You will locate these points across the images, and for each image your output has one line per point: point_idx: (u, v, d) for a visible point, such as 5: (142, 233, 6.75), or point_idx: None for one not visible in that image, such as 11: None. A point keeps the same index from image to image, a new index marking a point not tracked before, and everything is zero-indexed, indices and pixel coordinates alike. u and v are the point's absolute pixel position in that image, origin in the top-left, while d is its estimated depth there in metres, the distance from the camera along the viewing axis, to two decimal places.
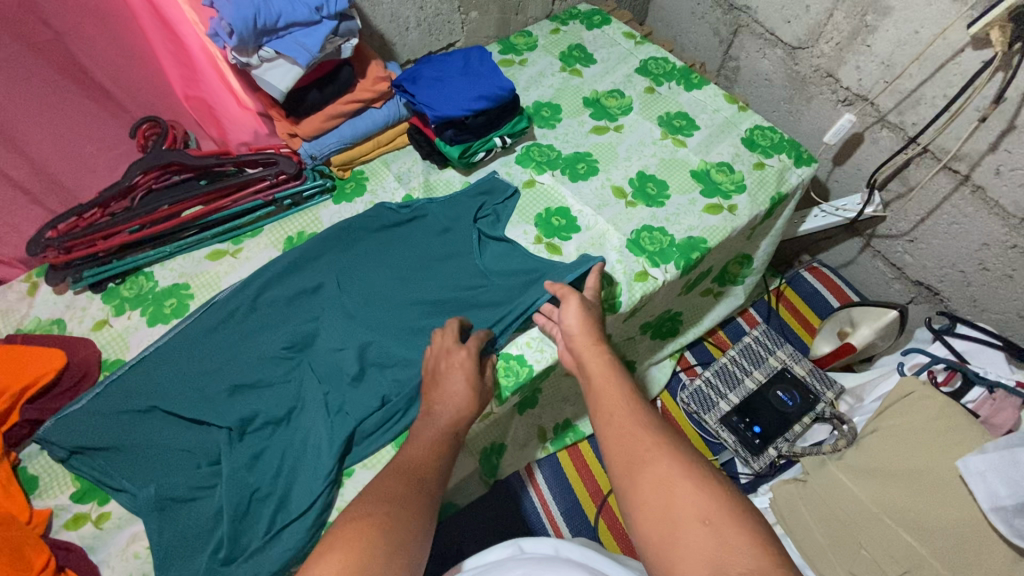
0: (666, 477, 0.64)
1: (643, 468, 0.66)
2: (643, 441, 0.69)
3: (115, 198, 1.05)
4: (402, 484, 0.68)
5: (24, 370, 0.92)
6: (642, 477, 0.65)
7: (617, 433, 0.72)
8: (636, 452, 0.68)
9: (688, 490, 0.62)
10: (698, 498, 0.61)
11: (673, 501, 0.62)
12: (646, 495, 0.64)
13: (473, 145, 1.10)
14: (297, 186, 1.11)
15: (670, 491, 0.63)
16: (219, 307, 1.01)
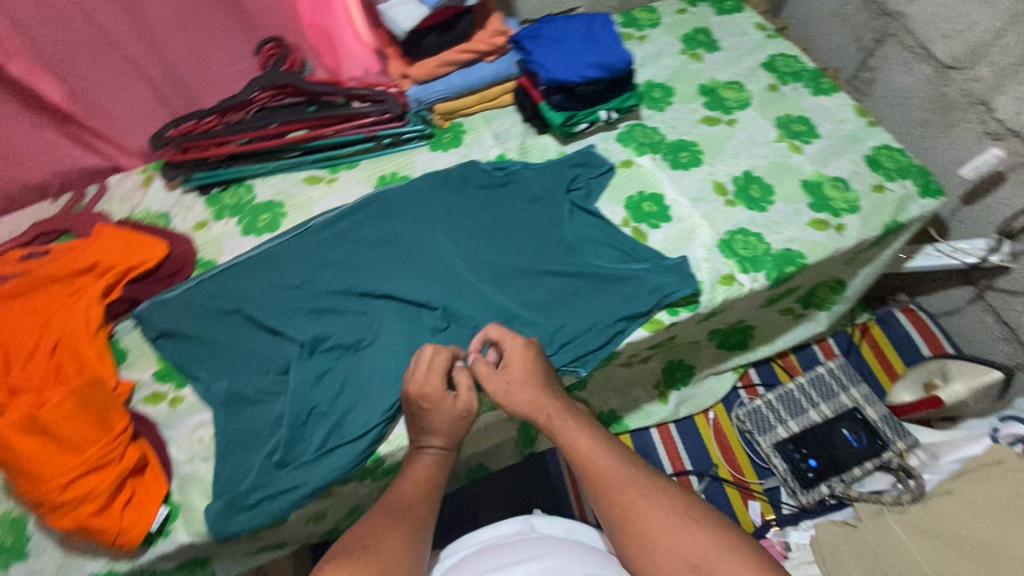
0: (663, 524, 0.65)
1: (633, 520, 0.67)
2: (630, 488, 0.69)
3: (232, 108, 1.10)
4: (389, 515, 0.69)
5: (131, 253, 1.01)
6: (629, 527, 0.67)
7: (603, 479, 0.71)
8: (619, 500, 0.69)
9: (687, 535, 0.64)
10: (698, 542, 0.64)
11: (655, 546, 0.65)
12: (633, 546, 0.66)
13: (578, 114, 1.06)
14: (399, 127, 1.12)
15: (657, 543, 0.65)
16: (310, 232, 1.05)
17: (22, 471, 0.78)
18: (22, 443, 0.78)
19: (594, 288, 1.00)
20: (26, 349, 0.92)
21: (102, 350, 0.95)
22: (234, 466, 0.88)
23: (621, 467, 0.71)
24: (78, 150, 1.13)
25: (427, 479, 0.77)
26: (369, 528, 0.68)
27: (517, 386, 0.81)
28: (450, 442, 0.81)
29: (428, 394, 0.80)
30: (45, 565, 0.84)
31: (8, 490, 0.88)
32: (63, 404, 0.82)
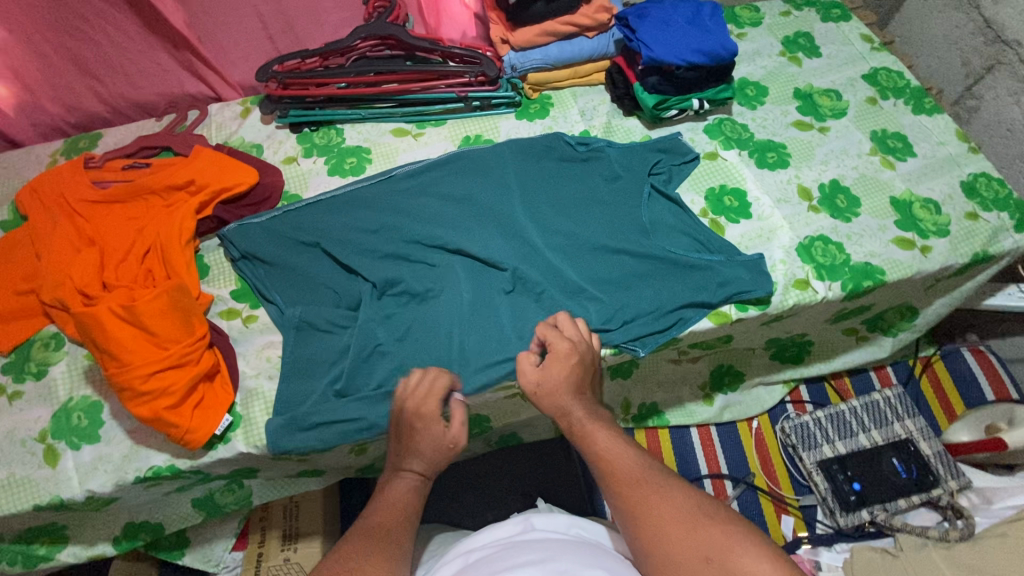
0: (681, 518, 0.63)
1: (651, 513, 0.65)
2: (644, 486, 0.67)
3: (333, 53, 1.13)
4: (365, 540, 0.67)
5: (225, 176, 1.05)
6: (643, 524, 0.65)
7: (619, 475, 0.69)
8: (632, 496, 0.66)
9: (702, 531, 0.62)
10: (710, 536, 0.62)
11: (669, 539, 0.63)
12: (647, 539, 0.64)
13: (670, 99, 1.07)
14: (490, 91, 1.14)
15: (670, 535, 0.63)
16: (393, 180, 1.09)
17: (111, 355, 0.81)
18: (116, 327, 0.81)
19: (664, 272, 0.99)
20: (122, 250, 0.98)
21: (189, 262, 0.99)
22: (297, 387, 0.92)
23: (638, 464, 0.69)
24: (184, 76, 1.18)
25: (410, 501, 0.74)
26: (355, 549, 0.65)
27: (557, 391, 0.78)
28: (438, 465, 0.78)
29: (425, 421, 0.79)
30: (113, 452, 0.89)
31: (88, 377, 0.93)
32: (156, 298, 0.84)
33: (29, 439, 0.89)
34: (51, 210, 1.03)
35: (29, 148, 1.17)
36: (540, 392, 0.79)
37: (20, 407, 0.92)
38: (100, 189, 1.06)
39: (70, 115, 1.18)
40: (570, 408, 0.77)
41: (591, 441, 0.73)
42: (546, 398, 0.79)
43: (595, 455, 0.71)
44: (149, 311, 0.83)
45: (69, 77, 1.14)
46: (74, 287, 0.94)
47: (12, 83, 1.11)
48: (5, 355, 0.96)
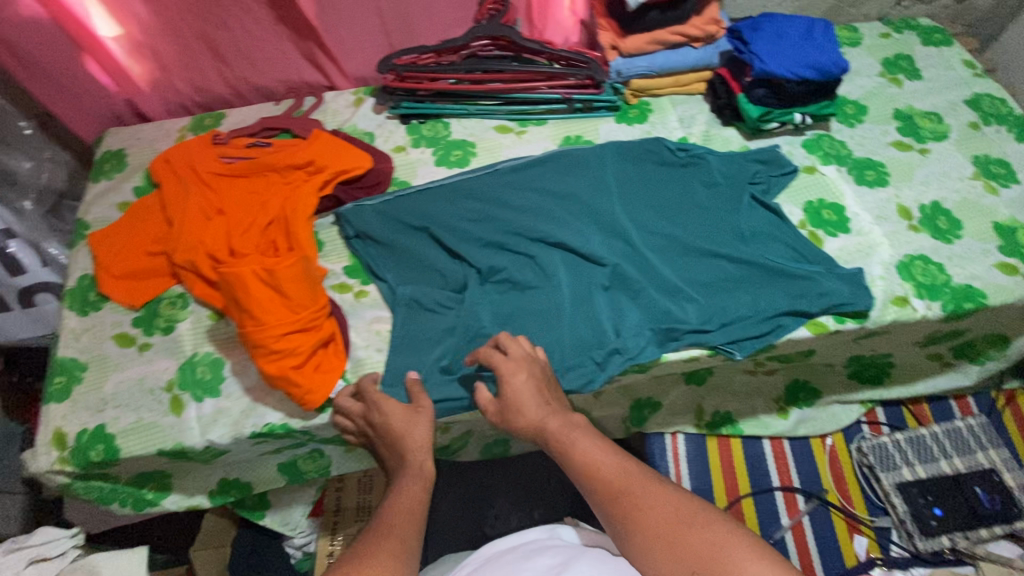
0: (669, 529, 0.70)
1: (641, 523, 0.72)
2: (630, 497, 0.74)
3: (448, 50, 1.18)
4: (385, 536, 0.70)
5: (343, 159, 1.12)
6: (632, 532, 0.72)
7: (606, 484, 0.75)
8: (621, 498, 0.74)
9: (688, 538, 0.69)
10: (694, 543, 0.69)
11: (658, 538, 0.71)
12: (638, 547, 0.71)
13: (774, 112, 1.09)
14: (594, 94, 1.18)
15: (660, 534, 0.71)
16: (499, 173, 1.14)
17: (250, 313, 0.87)
18: (256, 287, 0.87)
19: (762, 280, 1.01)
20: (249, 220, 1.05)
21: (311, 237, 1.05)
22: (403, 361, 0.96)
23: (619, 471, 0.76)
24: (304, 64, 1.25)
25: (414, 500, 0.77)
26: (362, 548, 0.69)
27: (520, 405, 0.84)
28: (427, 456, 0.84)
29: (382, 407, 0.87)
30: (232, 407, 0.95)
31: (212, 335, 1.00)
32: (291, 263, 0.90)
33: (157, 388, 0.96)
34: (182, 179, 1.11)
35: (159, 123, 1.26)
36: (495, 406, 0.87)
37: (149, 358, 0.99)
38: (227, 164, 1.13)
39: (197, 95, 1.27)
40: (542, 421, 0.83)
41: (569, 447, 0.80)
42: (510, 412, 0.85)
43: (575, 460, 0.78)
44: (289, 278, 0.89)
45: (201, 60, 1.21)
46: (205, 251, 1.01)
47: (151, 62, 1.20)
48: (135, 310, 1.03)
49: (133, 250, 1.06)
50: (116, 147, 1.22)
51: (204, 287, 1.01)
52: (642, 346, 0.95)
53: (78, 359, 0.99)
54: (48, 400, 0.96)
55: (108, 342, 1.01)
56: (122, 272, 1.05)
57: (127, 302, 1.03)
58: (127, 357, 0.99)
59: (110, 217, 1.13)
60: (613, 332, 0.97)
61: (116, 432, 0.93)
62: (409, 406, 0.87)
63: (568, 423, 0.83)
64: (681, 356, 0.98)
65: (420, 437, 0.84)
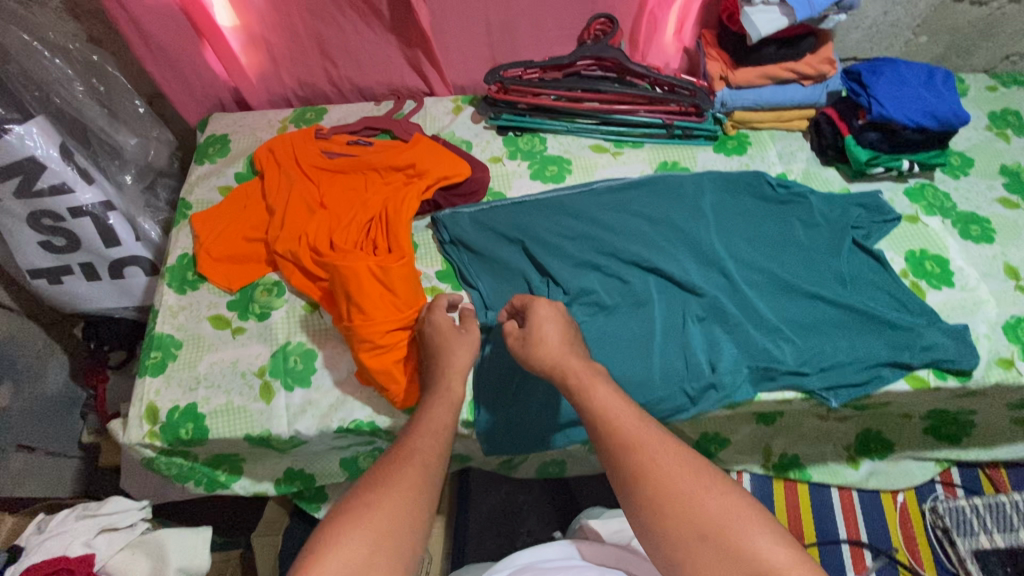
0: (680, 491, 0.66)
1: (652, 479, 0.67)
2: (642, 452, 0.69)
3: (552, 67, 1.18)
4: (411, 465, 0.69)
5: (443, 165, 1.13)
6: (640, 488, 0.67)
7: (619, 435, 0.71)
8: (635, 452, 0.69)
9: (701, 503, 0.65)
10: (706, 510, 0.64)
11: (665, 489, 0.66)
12: (643, 505, 0.67)
13: (882, 157, 1.08)
14: (696, 123, 1.17)
15: (672, 491, 0.66)
16: (596, 193, 1.13)
17: (360, 308, 0.91)
18: (367, 282, 0.93)
19: (862, 327, 0.99)
20: (350, 216, 1.07)
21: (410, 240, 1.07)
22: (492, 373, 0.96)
23: (637, 424, 0.72)
24: (407, 70, 1.27)
25: (442, 425, 0.77)
26: (381, 473, 0.69)
27: (543, 343, 0.82)
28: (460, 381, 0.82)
29: (435, 321, 0.89)
30: (321, 399, 0.95)
31: (305, 326, 1.01)
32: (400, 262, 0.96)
33: (249, 373, 0.97)
34: (286, 170, 1.13)
35: (261, 112, 1.29)
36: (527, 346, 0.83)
37: (242, 342, 1.00)
38: (327, 158, 1.16)
39: (300, 89, 1.30)
40: (562, 357, 0.80)
41: (587, 393, 0.76)
42: (528, 346, 0.83)
43: (593, 409, 0.74)
44: (400, 285, 0.94)
45: (310, 57, 1.24)
46: (308, 244, 1.03)
47: (263, 54, 1.23)
48: (231, 293, 1.05)
49: (233, 234, 1.08)
50: (220, 132, 1.25)
51: (303, 278, 1.03)
52: (738, 383, 0.94)
53: (173, 336, 1.01)
54: (143, 373, 0.98)
55: (203, 322, 1.02)
56: (221, 254, 1.06)
57: (225, 284, 1.05)
58: (221, 339, 1.01)
59: (211, 200, 1.16)
60: (708, 367, 0.96)
61: (207, 412, 0.95)
62: (457, 328, 0.88)
63: (587, 366, 0.79)
64: (775, 396, 0.96)
65: (455, 365, 0.84)
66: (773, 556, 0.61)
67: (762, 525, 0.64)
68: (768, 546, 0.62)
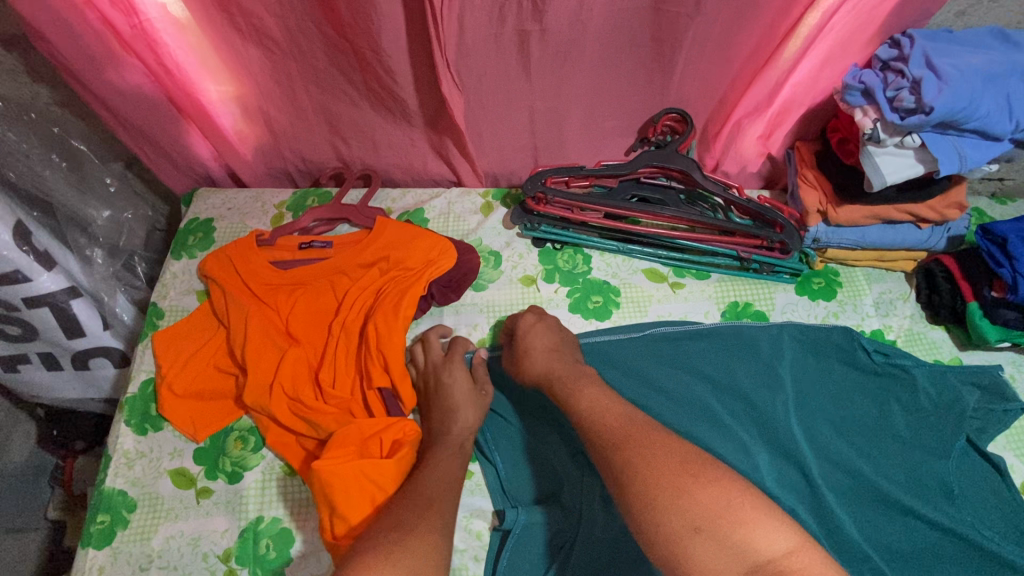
0: (665, 479, 0.57)
1: (637, 472, 0.59)
2: (629, 445, 0.63)
3: (608, 175, 0.97)
4: (438, 510, 0.66)
5: (415, 254, 0.95)
6: (627, 483, 0.59)
7: (607, 432, 0.66)
8: (617, 446, 0.63)
9: (691, 492, 0.56)
10: (697, 501, 0.55)
11: (647, 474, 0.59)
12: (629, 502, 0.59)
13: (1015, 335, 0.86)
14: (779, 260, 0.95)
15: (654, 475, 0.58)
16: (645, 341, 0.93)
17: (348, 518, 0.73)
18: (356, 485, 0.74)
19: (975, 566, 0.77)
20: (326, 351, 0.89)
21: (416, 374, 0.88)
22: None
23: (626, 422, 0.66)
24: (430, 156, 1.07)
25: (450, 472, 0.74)
26: (395, 519, 0.64)
27: (531, 350, 0.85)
28: (467, 427, 0.82)
29: (452, 373, 0.85)
30: None
31: (281, 496, 0.83)
32: (398, 447, 0.79)
33: (211, 555, 0.80)
34: (233, 297, 0.93)
35: (256, 190, 1.10)
36: (518, 360, 0.86)
37: (205, 511, 0.83)
38: (279, 270, 0.96)
39: (303, 165, 1.10)
40: (549, 366, 0.81)
41: (574, 392, 0.75)
42: (517, 360, 0.86)
43: (578, 411, 0.71)
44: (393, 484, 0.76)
45: (317, 134, 1.05)
46: (286, 391, 0.85)
47: (261, 128, 1.04)
48: (197, 441, 0.87)
49: (203, 363, 0.91)
50: (205, 216, 1.06)
51: (283, 436, 0.85)
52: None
53: (127, 495, 0.84)
54: (85, 544, 0.81)
55: (162, 478, 0.85)
56: (188, 391, 0.89)
57: (190, 431, 0.87)
58: (182, 503, 0.83)
59: (187, 306, 0.98)
60: None
61: None
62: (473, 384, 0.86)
63: (577, 366, 0.80)
64: None
65: (465, 424, 0.81)
66: (781, 547, 0.53)
67: (772, 514, 0.55)
68: (772, 535, 0.53)
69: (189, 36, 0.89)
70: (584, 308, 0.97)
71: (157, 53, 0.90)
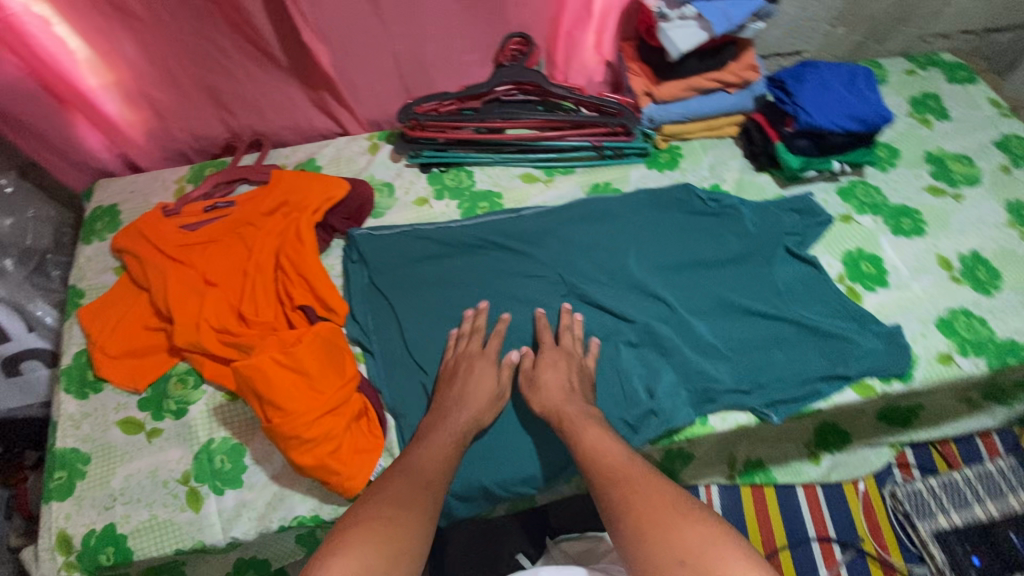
0: (660, 518, 0.65)
1: (634, 510, 0.67)
2: (626, 480, 0.71)
3: (471, 96, 1.10)
4: (408, 485, 0.72)
5: (310, 192, 1.04)
6: (624, 519, 0.67)
7: (604, 468, 0.74)
8: (620, 492, 0.70)
9: (680, 531, 0.64)
10: (685, 538, 0.63)
11: (643, 513, 0.67)
12: (627, 534, 0.66)
13: (813, 161, 1.07)
14: (626, 142, 1.12)
15: (650, 524, 0.65)
16: (525, 222, 1.08)
17: (276, 405, 0.79)
18: (276, 375, 0.80)
19: (801, 340, 0.98)
20: (245, 288, 0.97)
21: (333, 288, 0.98)
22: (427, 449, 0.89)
23: (626, 461, 0.74)
24: (314, 113, 1.19)
25: (448, 458, 0.79)
26: (390, 495, 0.71)
27: (545, 384, 0.88)
28: (477, 419, 0.86)
29: (469, 375, 0.89)
30: (256, 498, 0.88)
31: (226, 419, 0.92)
32: (312, 338, 0.86)
33: (171, 481, 0.88)
34: (149, 262, 1.00)
35: (154, 172, 1.17)
36: (529, 386, 0.90)
37: (158, 447, 0.90)
38: (188, 231, 1.04)
39: (196, 142, 1.18)
40: (558, 406, 0.85)
41: (579, 430, 0.80)
42: (528, 390, 0.89)
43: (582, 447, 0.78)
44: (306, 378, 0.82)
45: (203, 109, 1.14)
46: (212, 326, 0.93)
47: (147, 112, 1.11)
48: (139, 392, 0.95)
49: (130, 326, 0.98)
50: (108, 202, 1.12)
51: (216, 367, 0.93)
52: (678, 407, 0.92)
53: (80, 450, 0.90)
54: (48, 500, 0.87)
55: (112, 429, 0.92)
56: (121, 351, 0.96)
57: (130, 384, 0.94)
58: (135, 446, 0.91)
59: (106, 283, 1.04)
60: (646, 393, 0.94)
61: (128, 532, 0.85)
62: (496, 383, 0.89)
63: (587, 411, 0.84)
64: (728, 424, 0.94)
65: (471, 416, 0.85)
66: None
67: (745, 553, 0.62)
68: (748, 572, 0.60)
69: (57, 28, 0.96)
70: (473, 207, 1.11)
71: (29, 51, 0.96)
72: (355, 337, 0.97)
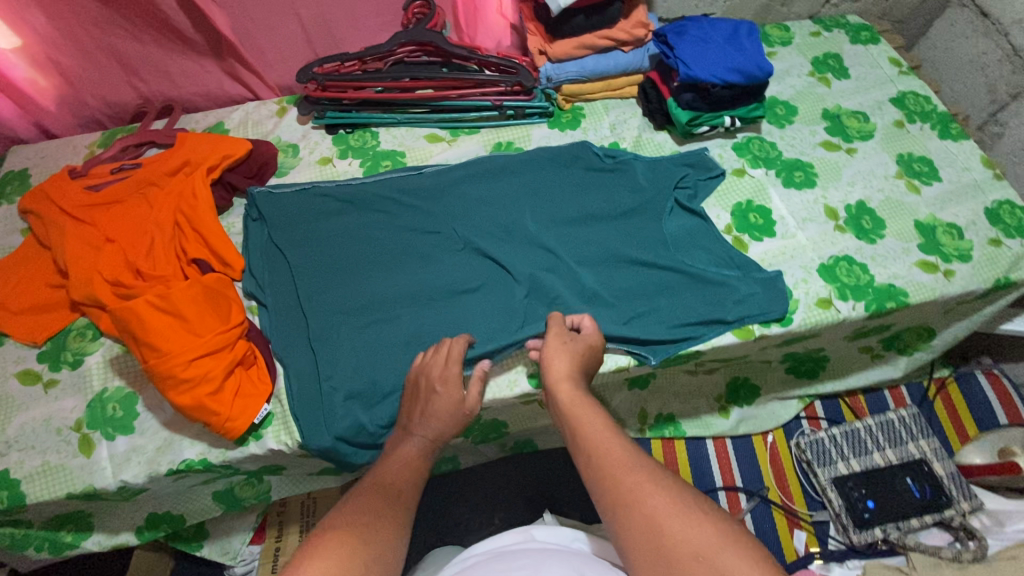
0: (674, 508, 0.61)
1: (639, 502, 0.62)
2: (637, 471, 0.65)
3: (373, 57, 1.13)
4: (378, 494, 0.70)
5: (211, 152, 1.08)
6: (626, 513, 0.62)
7: (608, 457, 0.67)
8: (625, 481, 0.64)
9: (689, 525, 0.59)
10: (696, 534, 0.58)
11: (653, 508, 0.61)
12: (631, 528, 0.61)
13: (703, 116, 1.10)
14: (525, 101, 1.15)
15: (662, 527, 0.60)
16: (424, 178, 1.11)
17: (150, 346, 0.83)
18: (153, 319, 0.84)
19: (684, 286, 1.01)
20: (143, 244, 1.00)
21: (228, 243, 1.02)
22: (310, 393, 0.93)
23: (631, 447, 0.68)
24: (224, 79, 1.21)
25: (420, 471, 0.77)
26: (364, 504, 0.68)
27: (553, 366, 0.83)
28: (438, 439, 0.83)
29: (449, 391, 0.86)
30: (146, 444, 0.90)
31: (119, 369, 0.95)
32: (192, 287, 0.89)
33: (64, 428, 0.91)
34: (50, 220, 1.02)
35: (67, 139, 1.20)
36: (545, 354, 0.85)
37: (54, 396, 0.93)
38: (92, 192, 1.06)
39: (109, 110, 1.21)
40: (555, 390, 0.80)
41: (574, 415, 0.75)
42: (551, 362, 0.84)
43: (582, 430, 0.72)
44: (185, 323, 0.86)
45: (112, 75, 1.16)
46: (106, 278, 0.96)
47: (56, 78, 1.14)
48: (38, 345, 0.98)
49: (32, 283, 1.00)
50: (19, 167, 1.15)
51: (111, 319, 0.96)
52: None
53: None
54: None
55: (10, 380, 0.95)
56: (21, 306, 0.98)
57: (29, 338, 0.97)
58: (31, 396, 0.94)
59: (10, 244, 1.07)
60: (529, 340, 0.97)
61: (20, 477, 0.88)
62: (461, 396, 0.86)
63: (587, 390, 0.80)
64: (608, 367, 0.98)
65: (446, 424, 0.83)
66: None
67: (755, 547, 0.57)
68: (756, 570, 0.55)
69: None
70: (376, 166, 1.15)
71: None
72: (250, 290, 1.01)
